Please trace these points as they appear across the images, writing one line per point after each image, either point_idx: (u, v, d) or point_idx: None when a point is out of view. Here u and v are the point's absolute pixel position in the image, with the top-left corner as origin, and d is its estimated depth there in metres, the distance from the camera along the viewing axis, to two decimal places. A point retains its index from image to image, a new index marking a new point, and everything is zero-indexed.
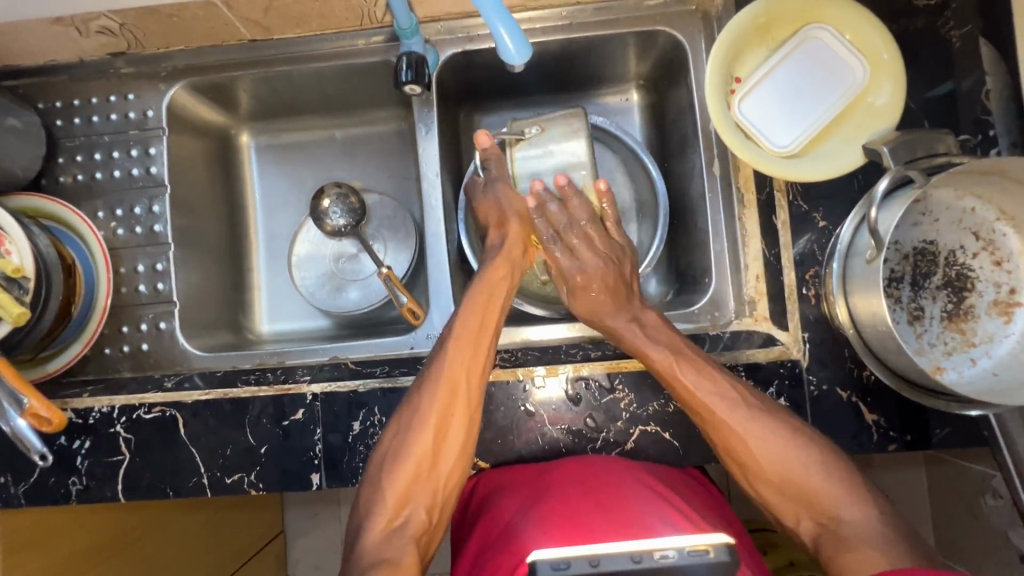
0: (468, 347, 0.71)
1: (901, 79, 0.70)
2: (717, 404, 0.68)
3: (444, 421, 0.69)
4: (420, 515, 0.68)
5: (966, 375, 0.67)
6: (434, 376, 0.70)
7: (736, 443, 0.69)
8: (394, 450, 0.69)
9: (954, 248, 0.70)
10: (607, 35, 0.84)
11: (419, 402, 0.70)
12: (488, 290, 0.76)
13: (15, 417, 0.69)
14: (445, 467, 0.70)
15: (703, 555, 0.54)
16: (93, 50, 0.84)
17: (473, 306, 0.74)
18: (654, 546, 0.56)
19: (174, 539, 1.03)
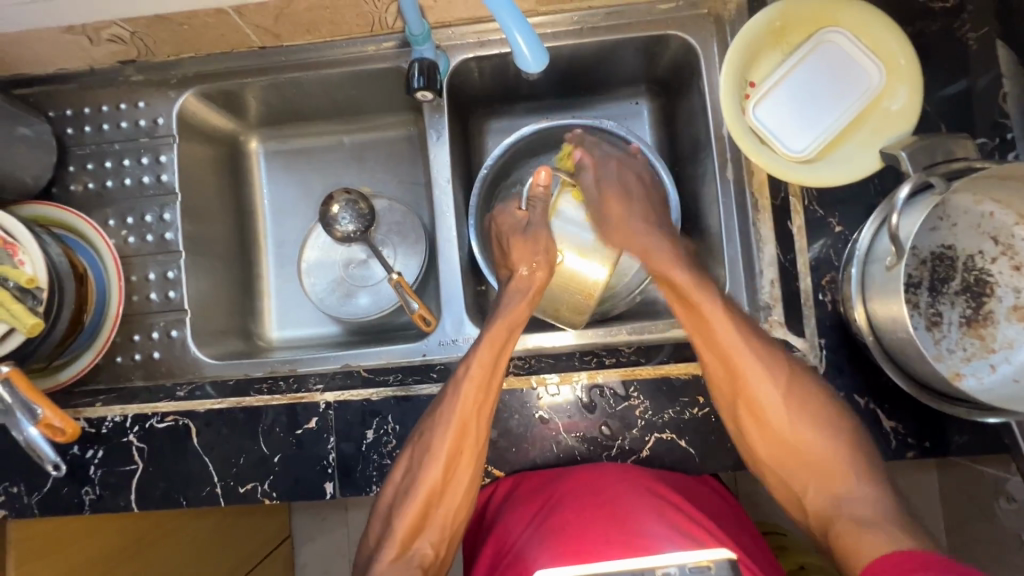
0: (480, 391, 0.69)
1: (917, 84, 0.70)
2: (746, 356, 0.69)
3: (454, 461, 0.69)
4: (426, 549, 0.68)
5: (986, 381, 0.67)
6: (447, 415, 0.68)
7: (762, 408, 0.69)
8: (402, 488, 0.69)
9: (972, 253, 0.69)
10: (619, 39, 0.83)
11: (430, 441, 0.69)
12: (505, 328, 0.73)
13: (29, 427, 0.69)
14: (453, 500, 0.70)
15: (704, 571, 0.54)
16: (104, 58, 0.84)
17: (489, 343, 0.71)
18: (655, 564, 0.55)
19: (184, 546, 1.02)
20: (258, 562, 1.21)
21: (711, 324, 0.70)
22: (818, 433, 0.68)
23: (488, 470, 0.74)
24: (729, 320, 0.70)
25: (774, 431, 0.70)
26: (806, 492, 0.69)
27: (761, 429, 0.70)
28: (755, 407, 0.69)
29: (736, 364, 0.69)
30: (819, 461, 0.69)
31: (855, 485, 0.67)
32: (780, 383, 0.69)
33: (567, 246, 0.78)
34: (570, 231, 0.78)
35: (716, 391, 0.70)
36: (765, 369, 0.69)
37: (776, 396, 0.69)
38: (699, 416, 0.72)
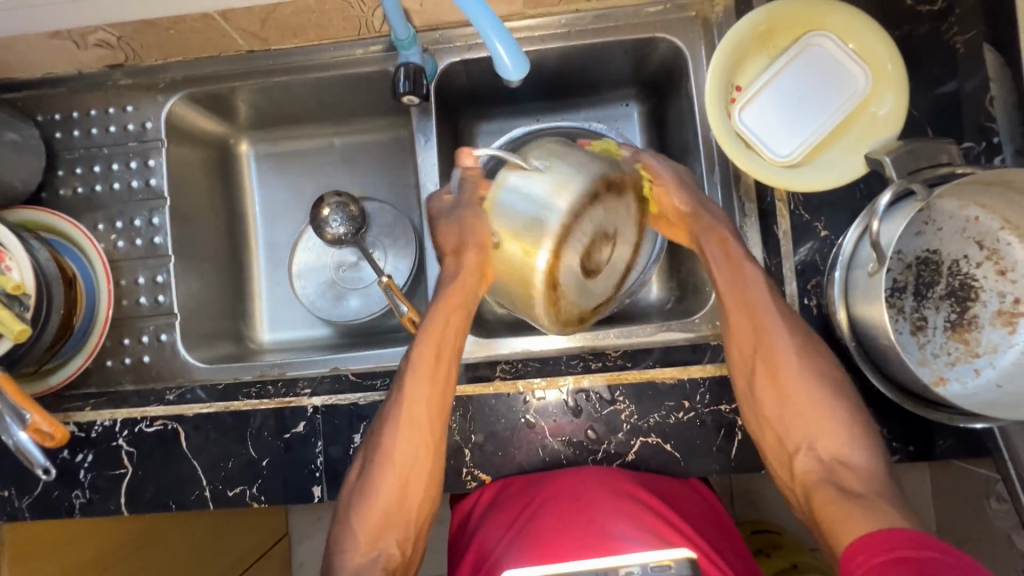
0: (427, 385, 0.69)
1: (903, 89, 0.69)
2: (778, 322, 0.69)
3: (405, 457, 0.69)
4: (392, 549, 0.68)
5: (970, 386, 0.67)
6: (395, 409, 0.69)
7: (784, 377, 0.69)
8: (360, 486, 0.69)
9: (957, 257, 0.69)
10: (607, 42, 0.83)
11: (381, 435, 0.69)
12: (446, 313, 0.70)
13: (18, 431, 0.69)
14: (412, 501, 0.69)
15: (666, 570, 0.55)
16: (91, 62, 0.84)
17: (432, 335, 0.70)
18: (619, 563, 0.56)
19: (180, 547, 1.03)
20: (254, 562, 1.22)
21: (744, 274, 0.70)
22: (828, 404, 0.68)
23: (475, 474, 0.74)
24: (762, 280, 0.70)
25: (789, 386, 0.69)
26: (801, 450, 0.69)
27: (773, 389, 0.69)
28: (773, 363, 0.69)
29: (763, 315, 0.69)
30: (818, 424, 0.68)
31: (851, 450, 0.67)
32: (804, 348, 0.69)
33: (501, 230, 0.62)
34: (507, 208, 0.61)
35: (737, 342, 0.70)
36: (793, 334, 0.69)
37: (796, 354, 0.69)
38: (684, 420, 0.72)
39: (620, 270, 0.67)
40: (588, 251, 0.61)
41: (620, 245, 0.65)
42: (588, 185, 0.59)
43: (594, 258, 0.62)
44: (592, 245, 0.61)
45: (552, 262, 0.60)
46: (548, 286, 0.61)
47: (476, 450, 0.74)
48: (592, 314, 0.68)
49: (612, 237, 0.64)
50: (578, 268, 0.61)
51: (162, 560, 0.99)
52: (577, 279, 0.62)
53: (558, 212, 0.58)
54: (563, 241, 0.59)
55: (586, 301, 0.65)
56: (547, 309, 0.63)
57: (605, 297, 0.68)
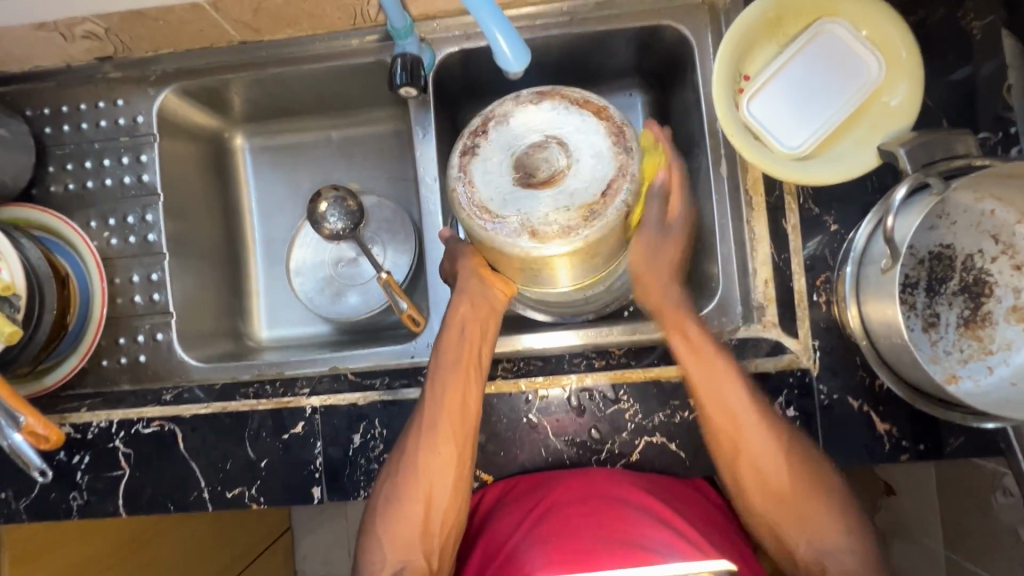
0: (450, 394, 0.68)
1: (918, 78, 0.67)
2: (760, 431, 0.67)
3: (429, 463, 0.68)
4: (417, 562, 0.68)
5: (983, 384, 0.65)
6: (418, 419, 0.69)
7: (768, 477, 0.68)
8: (385, 499, 0.69)
9: (971, 252, 0.67)
10: (610, 30, 0.81)
11: (405, 446, 0.69)
12: (465, 320, 0.71)
13: (12, 434, 0.68)
14: (438, 513, 0.69)
15: None
16: (79, 55, 0.82)
17: (451, 343, 0.70)
18: None
19: (176, 547, 1.03)
20: (250, 562, 1.21)
21: (719, 380, 0.67)
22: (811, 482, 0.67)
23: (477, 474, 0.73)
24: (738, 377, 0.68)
25: (775, 488, 0.68)
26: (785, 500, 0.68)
27: (764, 492, 0.68)
28: (756, 468, 0.68)
29: (739, 423, 0.67)
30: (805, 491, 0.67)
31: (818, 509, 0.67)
32: (783, 450, 0.67)
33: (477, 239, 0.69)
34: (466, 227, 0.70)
35: (717, 445, 0.68)
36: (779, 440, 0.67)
37: (778, 450, 0.67)
38: (690, 420, 0.71)
39: (599, 152, 0.60)
40: (515, 175, 0.60)
41: (572, 140, 0.61)
42: (511, 142, 0.62)
43: (537, 172, 0.60)
44: (521, 166, 0.61)
45: (476, 206, 0.61)
46: (489, 226, 0.60)
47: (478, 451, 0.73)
48: (604, 201, 0.59)
49: (548, 143, 0.61)
50: (515, 188, 0.60)
51: (159, 562, 0.99)
52: (527, 197, 0.60)
53: (456, 179, 0.62)
54: (472, 186, 0.60)
55: (582, 200, 0.59)
56: (524, 239, 0.59)
57: (609, 178, 0.60)
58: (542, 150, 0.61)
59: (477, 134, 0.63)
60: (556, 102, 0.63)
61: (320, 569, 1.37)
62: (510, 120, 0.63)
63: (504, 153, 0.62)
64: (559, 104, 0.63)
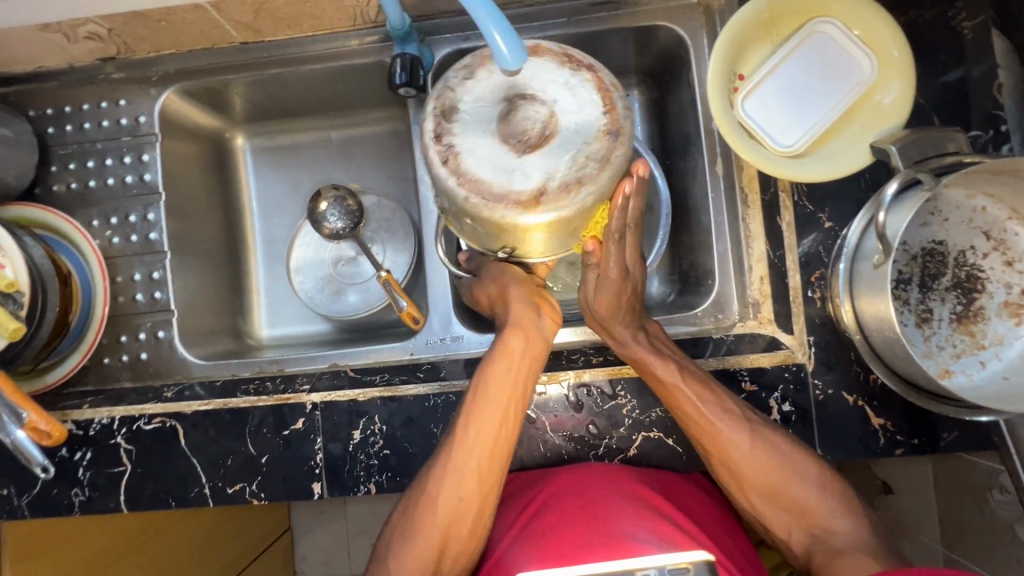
0: (485, 428, 0.67)
1: (910, 76, 0.68)
2: (736, 433, 0.68)
3: (453, 499, 0.67)
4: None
5: (976, 378, 0.66)
6: (448, 454, 0.67)
7: (741, 468, 0.69)
8: (403, 527, 0.68)
9: (963, 248, 0.68)
10: (607, 31, 0.82)
11: (431, 481, 0.67)
12: (504, 357, 0.68)
13: (15, 430, 0.69)
14: (456, 547, 0.68)
15: (683, 574, 0.56)
16: (82, 56, 0.83)
17: (490, 379, 0.67)
18: (636, 565, 0.56)
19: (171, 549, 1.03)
20: (246, 566, 1.21)
21: (674, 390, 0.68)
22: (788, 474, 0.68)
23: None
24: (696, 382, 0.69)
25: (773, 497, 0.70)
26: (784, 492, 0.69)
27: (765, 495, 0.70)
28: (738, 467, 0.69)
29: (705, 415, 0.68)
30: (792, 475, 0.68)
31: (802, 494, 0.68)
32: (768, 451, 0.68)
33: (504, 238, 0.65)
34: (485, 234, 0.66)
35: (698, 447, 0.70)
36: (753, 440, 0.68)
37: (767, 460, 0.68)
38: None
39: (567, 84, 0.58)
40: (506, 144, 0.57)
41: (532, 88, 0.58)
42: (482, 116, 0.58)
43: (526, 130, 0.57)
44: (507, 131, 0.57)
45: (503, 201, 0.57)
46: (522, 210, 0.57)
47: None
48: (610, 118, 0.58)
49: (516, 101, 0.58)
50: (520, 158, 0.57)
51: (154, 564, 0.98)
52: (531, 161, 0.57)
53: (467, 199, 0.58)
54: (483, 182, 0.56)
55: (586, 132, 0.57)
56: (563, 202, 0.57)
57: (596, 103, 0.58)
58: (511, 106, 0.58)
59: (444, 134, 0.58)
60: (488, 72, 0.59)
61: (319, 569, 1.37)
62: (464, 106, 0.59)
63: (483, 138, 0.58)
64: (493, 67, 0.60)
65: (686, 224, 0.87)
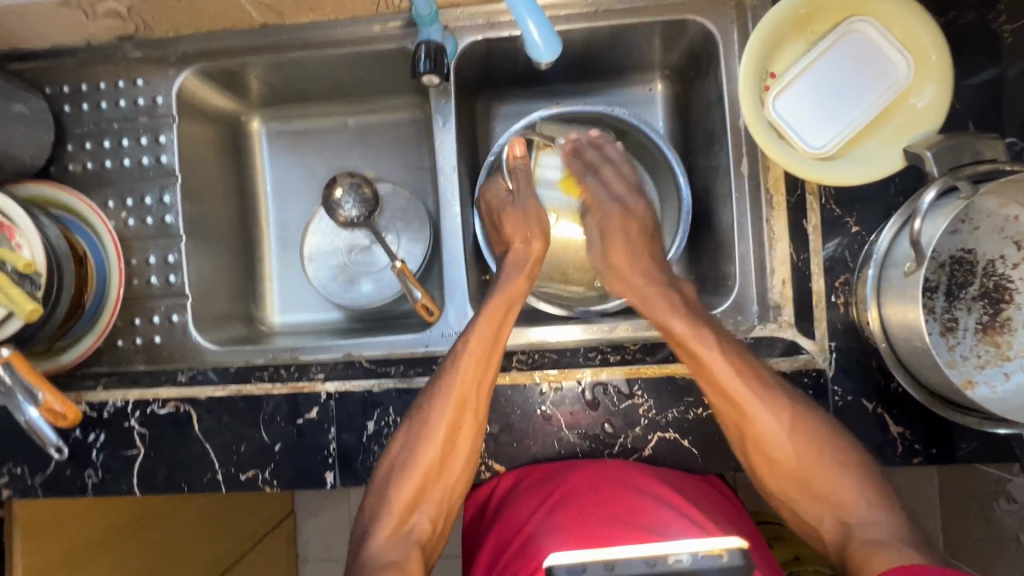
0: (482, 366, 0.69)
1: (946, 82, 0.66)
2: (759, 404, 0.67)
3: (450, 433, 0.68)
4: (423, 524, 0.69)
5: (999, 390, 0.65)
6: (446, 389, 0.68)
7: (769, 445, 0.68)
8: (401, 461, 0.68)
9: (993, 258, 0.67)
10: (634, 23, 0.80)
11: (428, 416, 0.68)
12: (502, 300, 0.73)
13: (29, 409, 0.69)
14: (450, 476, 0.70)
15: (717, 558, 0.48)
16: (100, 33, 0.82)
17: (487, 317, 0.71)
18: (668, 549, 0.49)
19: (171, 534, 1.03)
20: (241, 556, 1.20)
21: (710, 367, 0.67)
22: (820, 450, 0.66)
23: (489, 464, 0.74)
24: (726, 359, 0.67)
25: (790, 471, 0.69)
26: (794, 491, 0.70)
27: (787, 478, 0.70)
28: (760, 440, 0.68)
29: (734, 387, 0.67)
30: (808, 468, 0.68)
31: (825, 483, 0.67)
32: (788, 421, 0.67)
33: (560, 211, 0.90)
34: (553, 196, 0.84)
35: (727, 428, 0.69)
36: (774, 410, 0.67)
37: (780, 430, 0.68)
38: (704, 417, 0.71)
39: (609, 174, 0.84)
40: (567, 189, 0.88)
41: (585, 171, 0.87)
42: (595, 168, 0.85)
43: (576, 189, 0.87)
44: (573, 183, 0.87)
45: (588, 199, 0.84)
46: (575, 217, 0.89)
47: (490, 441, 0.73)
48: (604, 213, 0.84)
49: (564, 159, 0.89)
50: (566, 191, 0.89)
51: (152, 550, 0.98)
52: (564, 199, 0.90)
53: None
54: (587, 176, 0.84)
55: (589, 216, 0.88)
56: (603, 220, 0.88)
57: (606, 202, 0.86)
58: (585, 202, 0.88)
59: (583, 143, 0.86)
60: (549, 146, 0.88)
61: (322, 553, 1.38)
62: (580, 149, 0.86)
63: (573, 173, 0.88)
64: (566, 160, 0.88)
65: (707, 222, 0.86)
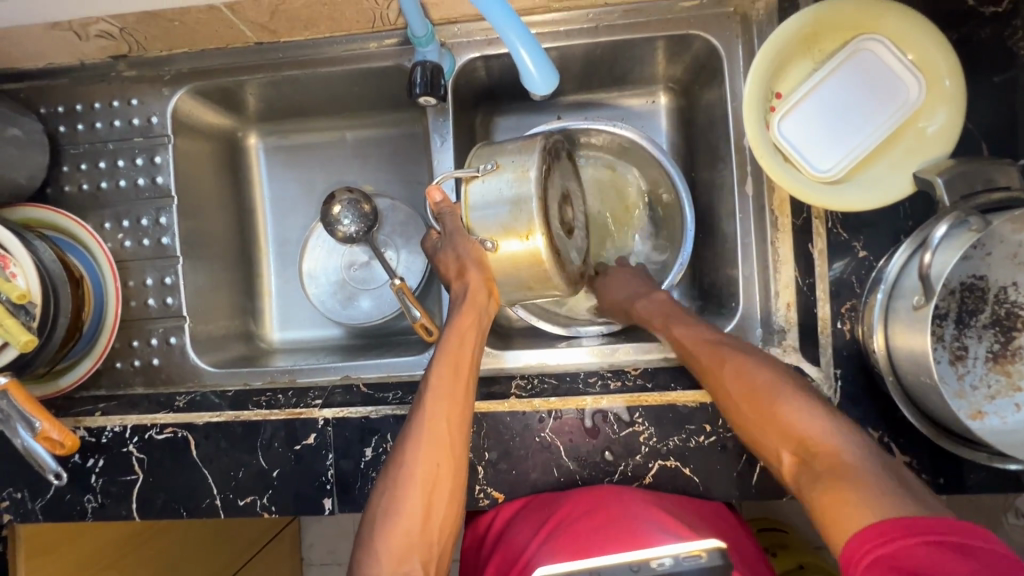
0: (448, 400, 0.68)
1: (959, 105, 0.64)
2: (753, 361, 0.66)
3: (427, 472, 0.66)
4: (416, 573, 0.63)
5: (1010, 421, 0.63)
6: (417, 428, 0.67)
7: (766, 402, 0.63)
8: (383, 504, 0.66)
9: (1005, 284, 0.65)
10: (636, 38, 0.78)
11: (404, 455, 0.67)
12: (456, 335, 0.71)
13: (28, 437, 0.69)
14: (436, 522, 0.66)
15: (697, 559, 0.56)
16: (94, 53, 0.81)
17: (446, 353, 0.70)
18: (651, 555, 0.57)
19: (171, 549, 1.02)
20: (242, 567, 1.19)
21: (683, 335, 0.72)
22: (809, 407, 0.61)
23: (488, 491, 0.72)
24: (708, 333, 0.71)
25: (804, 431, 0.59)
26: None
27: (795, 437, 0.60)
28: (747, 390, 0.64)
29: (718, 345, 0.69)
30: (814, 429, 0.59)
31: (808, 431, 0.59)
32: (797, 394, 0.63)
33: (492, 233, 0.67)
34: (489, 216, 0.67)
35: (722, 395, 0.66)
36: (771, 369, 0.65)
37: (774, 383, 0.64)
38: (705, 445, 0.70)
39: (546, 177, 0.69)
40: (506, 204, 0.67)
41: (522, 171, 0.67)
42: (540, 168, 0.67)
43: (521, 203, 0.66)
44: (515, 201, 0.66)
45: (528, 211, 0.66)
46: (524, 237, 0.67)
47: (489, 468, 0.73)
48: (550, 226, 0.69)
49: (498, 171, 0.68)
50: (506, 203, 0.67)
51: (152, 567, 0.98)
52: (500, 213, 0.67)
53: (511, 165, 0.67)
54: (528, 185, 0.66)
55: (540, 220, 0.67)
56: (556, 230, 0.69)
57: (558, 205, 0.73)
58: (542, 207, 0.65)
59: (493, 164, 0.68)
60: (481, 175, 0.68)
61: (327, 560, 1.38)
62: (503, 161, 0.68)
63: (506, 183, 0.67)
64: (495, 177, 0.67)
65: (710, 240, 0.85)
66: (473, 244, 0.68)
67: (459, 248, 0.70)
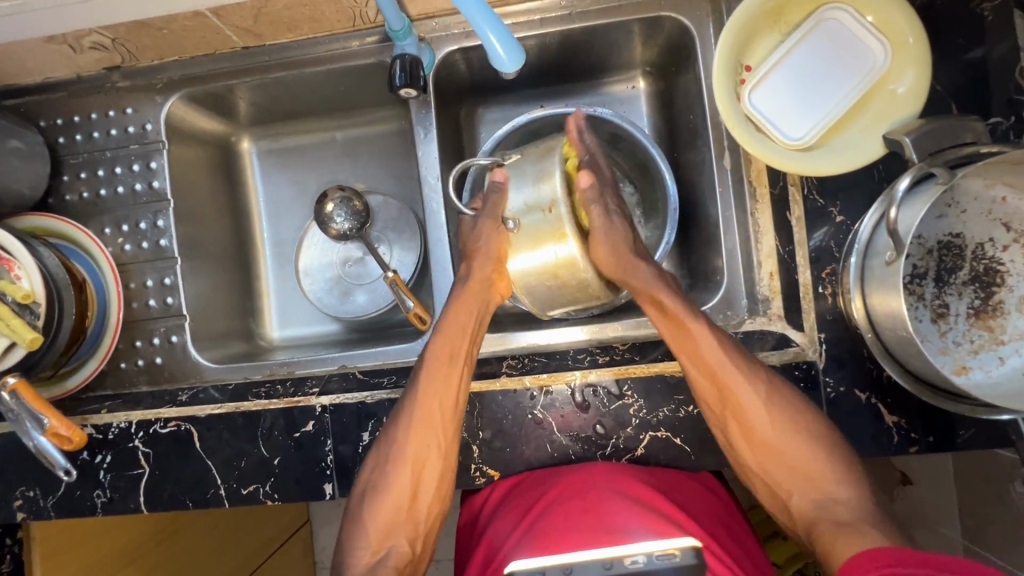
0: (442, 386, 0.70)
1: (926, 65, 0.65)
2: (740, 378, 0.67)
3: (417, 454, 0.69)
4: (402, 546, 0.69)
5: (994, 375, 0.64)
6: (411, 413, 0.70)
7: (749, 419, 0.67)
8: (373, 483, 0.69)
9: (982, 241, 0.66)
10: (610, 23, 0.80)
11: (395, 436, 0.70)
12: (453, 323, 0.73)
13: (36, 435, 0.71)
14: (422, 503, 0.70)
15: (671, 558, 0.49)
16: (89, 65, 0.84)
17: (442, 342, 0.72)
18: (625, 552, 0.51)
19: (188, 545, 1.05)
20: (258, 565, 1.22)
21: (695, 340, 0.68)
22: (796, 429, 0.66)
23: (483, 469, 0.74)
24: (717, 341, 0.68)
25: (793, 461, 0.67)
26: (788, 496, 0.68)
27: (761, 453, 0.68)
28: (738, 412, 0.67)
29: (716, 355, 0.67)
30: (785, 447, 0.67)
31: (762, 423, 0.67)
32: (763, 390, 0.67)
33: (515, 213, 0.67)
34: (518, 197, 0.68)
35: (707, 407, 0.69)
36: (751, 381, 0.67)
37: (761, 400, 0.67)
38: (694, 414, 0.71)
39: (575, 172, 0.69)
40: (531, 181, 0.67)
41: (547, 153, 0.68)
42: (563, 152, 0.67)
43: (543, 176, 0.66)
44: (538, 174, 0.66)
45: (550, 187, 0.65)
46: (549, 209, 0.65)
47: (483, 447, 0.74)
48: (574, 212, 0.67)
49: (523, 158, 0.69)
50: (532, 181, 0.67)
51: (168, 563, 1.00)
52: (527, 192, 0.67)
53: (533, 153, 0.69)
54: (550, 159, 0.66)
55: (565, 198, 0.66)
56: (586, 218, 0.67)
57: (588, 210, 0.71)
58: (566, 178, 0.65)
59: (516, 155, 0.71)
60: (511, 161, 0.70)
61: None
62: (527, 151, 0.70)
63: (530, 164, 0.68)
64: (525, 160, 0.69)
65: (694, 217, 0.86)
66: (495, 228, 0.69)
67: (482, 233, 0.71)
